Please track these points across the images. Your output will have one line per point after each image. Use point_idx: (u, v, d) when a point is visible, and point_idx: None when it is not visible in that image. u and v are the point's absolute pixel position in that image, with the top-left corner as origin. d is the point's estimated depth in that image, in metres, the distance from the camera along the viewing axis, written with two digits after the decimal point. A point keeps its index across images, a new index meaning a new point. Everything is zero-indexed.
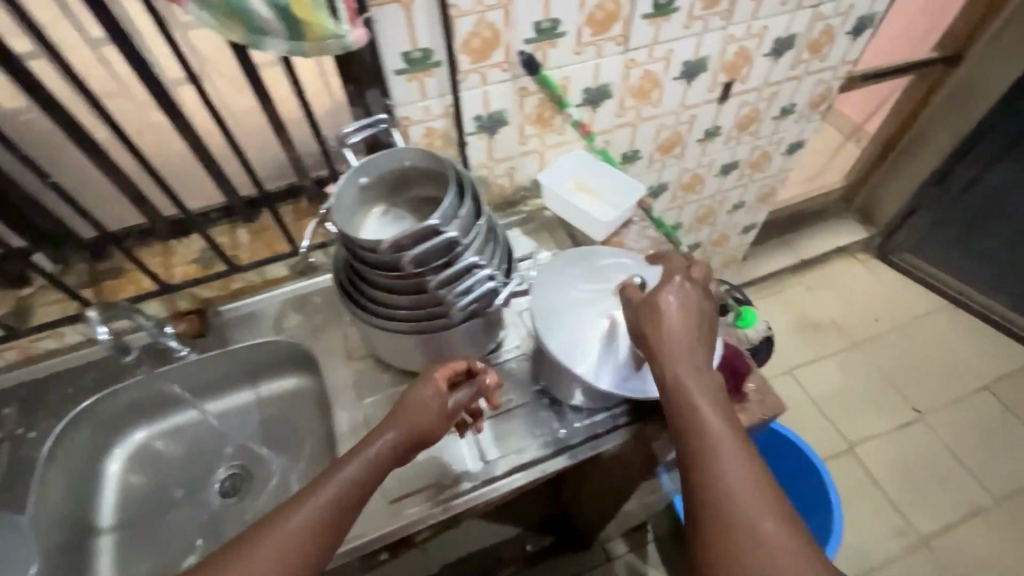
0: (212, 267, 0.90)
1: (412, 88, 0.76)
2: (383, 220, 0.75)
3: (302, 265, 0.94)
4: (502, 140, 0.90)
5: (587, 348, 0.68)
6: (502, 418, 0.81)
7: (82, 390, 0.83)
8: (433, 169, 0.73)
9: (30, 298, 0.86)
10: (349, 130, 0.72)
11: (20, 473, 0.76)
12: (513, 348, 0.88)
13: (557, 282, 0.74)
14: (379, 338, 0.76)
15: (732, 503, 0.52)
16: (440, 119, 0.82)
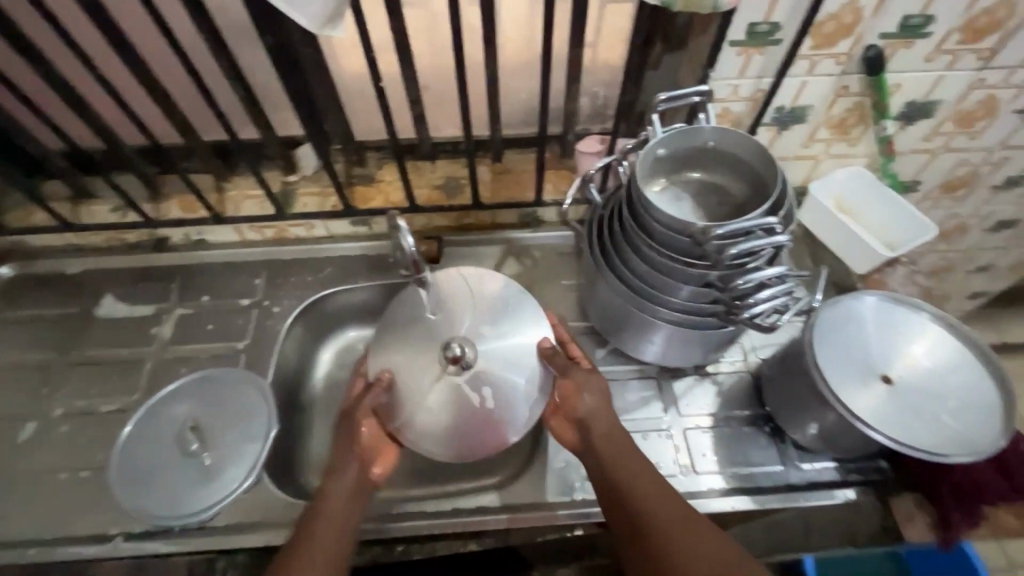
0: (453, 198, 0.91)
1: (736, 63, 0.70)
2: (664, 198, 0.70)
3: (532, 216, 0.93)
4: (788, 139, 0.81)
5: (420, 384, 0.63)
6: (717, 433, 0.76)
7: (321, 282, 0.89)
8: (739, 156, 0.67)
9: (294, 185, 0.91)
10: (666, 98, 0.66)
11: (263, 341, 0.83)
12: (736, 361, 0.81)
13: (835, 322, 0.67)
14: (621, 313, 0.75)
15: (687, 537, 0.54)
16: (742, 103, 0.75)
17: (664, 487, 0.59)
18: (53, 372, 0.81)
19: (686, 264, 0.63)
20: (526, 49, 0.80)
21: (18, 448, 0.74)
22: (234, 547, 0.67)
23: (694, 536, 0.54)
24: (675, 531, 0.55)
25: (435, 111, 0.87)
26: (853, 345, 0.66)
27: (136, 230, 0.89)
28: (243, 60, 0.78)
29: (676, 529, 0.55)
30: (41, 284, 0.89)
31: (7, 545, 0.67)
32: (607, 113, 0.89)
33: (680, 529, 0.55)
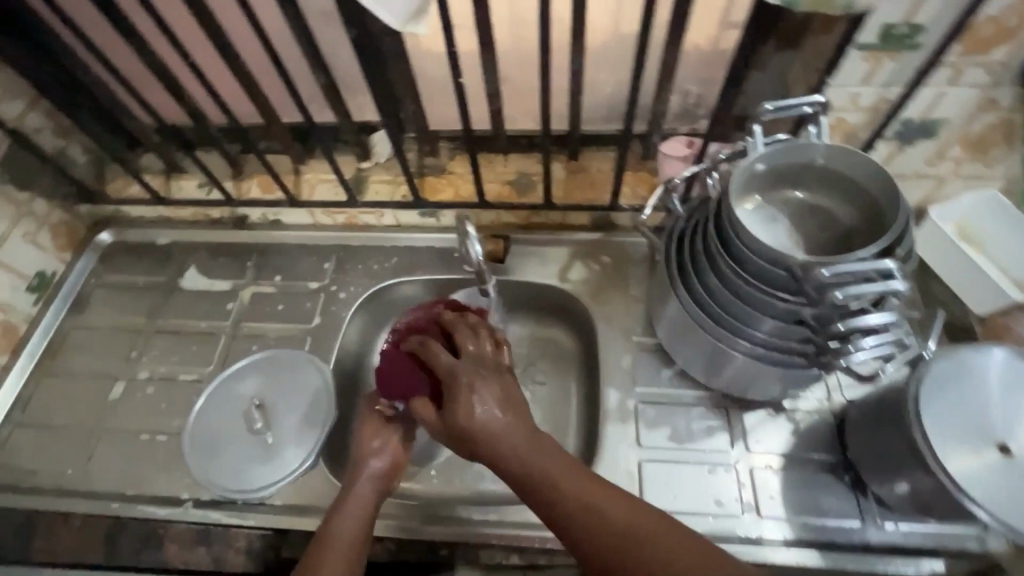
0: (525, 196, 0.87)
1: (861, 69, 0.61)
2: (758, 216, 0.63)
3: (606, 221, 0.88)
4: (910, 156, 0.70)
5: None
6: (790, 478, 0.70)
7: (386, 271, 0.90)
8: (853, 179, 0.60)
9: (367, 172, 0.91)
10: (773, 107, 0.59)
11: (329, 326, 0.85)
12: (821, 400, 0.74)
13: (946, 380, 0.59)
14: (691, 337, 0.69)
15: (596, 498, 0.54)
16: (861, 113, 0.66)
17: (577, 467, 0.57)
18: (139, 337, 0.86)
19: (778, 297, 0.57)
20: (615, 43, 0.75)
21: (108, 404, 0.81)
22: (292, 528, 0.69)
23: (573, 469, 0.56)
24: (603, 535, 0.53)
25: (512, 103, 0.83)
26: (966, 405, 0.58)
27: (219, 208, 0.93)
28: (325, 47, 0.78)
29: (593, 493, 0.55)
30: (134, 251, 0.95)
31: (93, 497, 0.73)
32: (697, 113, 0.82)
33: (568, 496, 0.55)
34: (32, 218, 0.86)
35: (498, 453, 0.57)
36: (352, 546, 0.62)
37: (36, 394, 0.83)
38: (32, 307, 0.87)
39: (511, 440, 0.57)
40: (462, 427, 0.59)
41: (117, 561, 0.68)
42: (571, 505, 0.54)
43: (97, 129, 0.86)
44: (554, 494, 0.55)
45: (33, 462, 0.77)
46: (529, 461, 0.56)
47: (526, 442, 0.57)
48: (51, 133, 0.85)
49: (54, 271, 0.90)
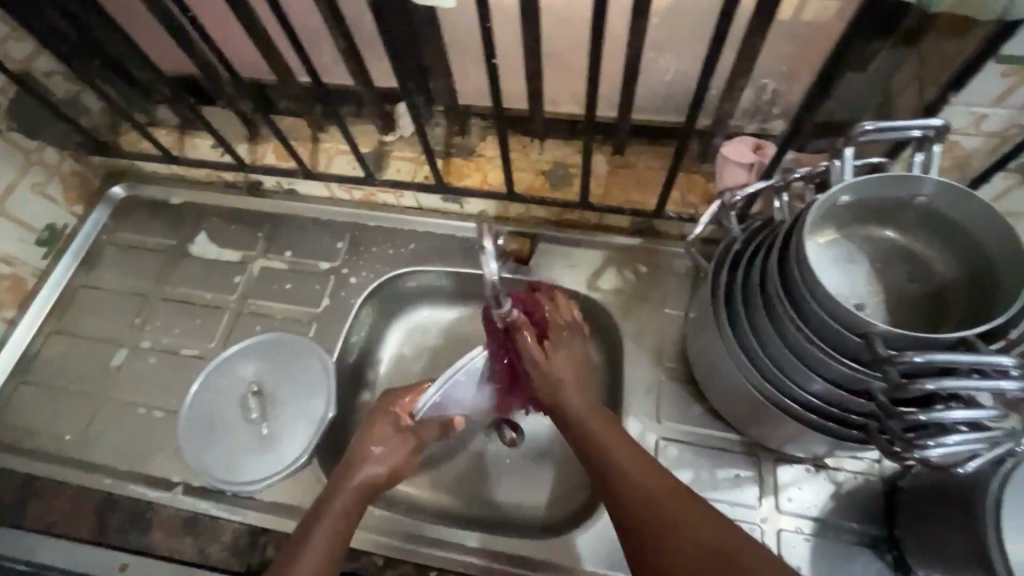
0: (559, 189, 0.78)
1: (996, 87, 0.48)
2: (832, 255, 0.53)
3: (647, 225, 0.78)
4: None
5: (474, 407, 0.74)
6: (822, 547, 0.62)
7: (402, 258, 0.83)
8: (962, 225, 0.48)
9: (389, 146, 0.83)
10: (874, 127, 0.47)
11: (336, 313, 0.80)
12: (870, 462, 0.65)
13: None
14: (730, 381, 0.60)
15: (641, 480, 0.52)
16: (980, 139, 0.53)
17: (619, 428, 0.58)
18: (146, 302, 0.83)
19: (844, 364, 0.48)
20: (684, 22, 0.63)
21: (110, 372, 0.79)
22: (278, 528, 0.67)
23: (622, 440, 0.56)
24: (650, 483, 0.52)
25: (554, 84, 0.73)
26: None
27: (233, 172, 0.87)
28: (348, 3, 0.68)
29: (615, 450, 0.55)
30: (146, 208, 0.91)
31: (90, 468, 0.72)
32: (772, 112, 0.70)
33: (613, 456, 0.55)
34: (41, 168, 0.82)
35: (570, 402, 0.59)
36: (364, 480, 0.61)
37: (42, 351, 0.82)
38: (42, 261, 0.85)
39: (580, 404, 0.59)
40: (547, 375, 0.60)
41: (107, 537, 0.68)
42: (618, 476, 0.53)
43: (108, 77, 0.80)
44: (605, 451, 0.55)
45: (37, 423, 0.77)
46: (583, 415, 0.58)
47: (593, 415, 0.58)
48: (61, 77, 0.80)
49: (65, 224, 0.87)
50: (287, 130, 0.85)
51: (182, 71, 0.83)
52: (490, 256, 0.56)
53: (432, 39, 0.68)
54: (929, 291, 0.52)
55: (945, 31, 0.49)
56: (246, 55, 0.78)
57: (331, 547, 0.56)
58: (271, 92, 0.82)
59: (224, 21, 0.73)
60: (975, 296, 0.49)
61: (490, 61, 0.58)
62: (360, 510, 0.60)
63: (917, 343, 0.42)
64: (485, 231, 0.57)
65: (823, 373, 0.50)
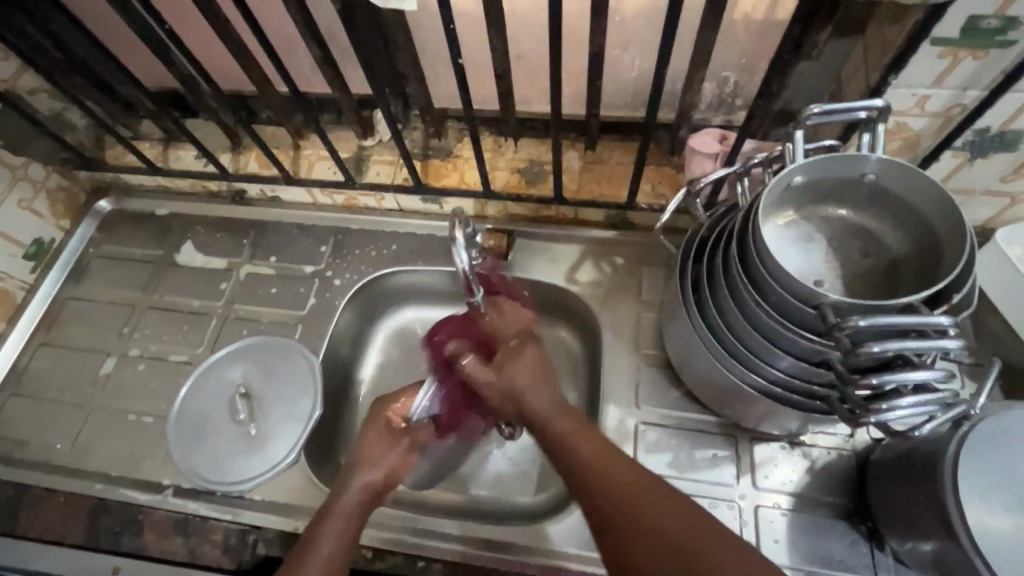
0: (535, 186, 0.80)
1: (933, 68, 0.51)
2: (791, 235, 0.55)
3: (621, 218, 0.80)
4: (979, 170, 0.60)
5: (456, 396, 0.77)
6: (799, 521, 0.64)
7: (385, 259, 0.84)
8: (908, 201, 0.51)
9: (368, 151, 0.85)
10: (820, 111, 0.49)
11: (321, 315, 0.81)
12: (842, 437, 0.67)
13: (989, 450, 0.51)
14: (700, 361, 0.62)
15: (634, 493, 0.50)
16: (926, 119, 0.56)
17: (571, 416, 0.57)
18: (134, 312, 0.85)
19: (802, 336, 0.50)
20: (643, 20, 0.65)
21: (100, 381, 0.80)
22: (269, 525, 0.69)
23: (576, 425, 0.56)
24: (608, 465, 0.52)
25: (525, 84, 0.75)
26: (1016, 474, 0.51)
27: (216, 181, 0.88)
28: (321, 12, 0.70)
29: (578, 444, 0.55)
30: (132, 220, 0.92)
31: (81, 475, 0.73)
32: (734, 103, 0.73)
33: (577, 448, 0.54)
34: (27, 184, 0.84)
35: (529, 401, 0.59)
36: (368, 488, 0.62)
37: (32, 364, 0.83)
38: (30, 275, 0.86)
39: (538, 396, 0.59)
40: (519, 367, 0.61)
41: (98, 542, 0.69)
42: (599, 491, 0.51)
43: (91, 93, 0.82)
44: (572, 452, 0.54)
45: (27, 434, 0.78)
46: (549, 411, 0.58)
47: (556, 413, 0.57)
48: (45, 95, 0.82)
49: (52, 238, 0.89)
50: (268, 139, 0.87)
51: (164, 85, 0.85)
52: (460, 248, 0.64)
53: (404, 43, 0.70)
54: (884, 266, 0.54)
55: (883, 18, 0.51)
56: (225, 67, 0.80)
57: (338, 551, 0.56)
58: (251, 102, 0.84)
59: (202, 35, 0.76)
60: (926, 267, 0.51)
61: (457, 62, 0.61)
62: (364, 514, 0.61)
63: (865, 310, 0.45)
64: (457, 224, 0.64)
65: (785, 348, 0.52)
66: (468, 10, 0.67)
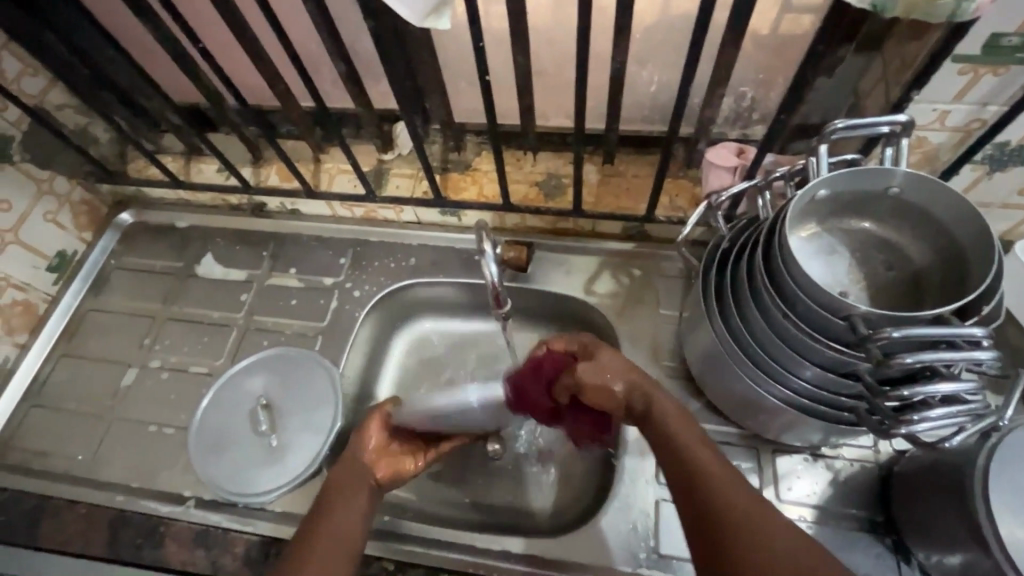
0: (553, 199, 0.81)
1: (954, 84, 0.52)
2: (814, 247, 0.56)
3: (638, 231, 0.81)
4: (999, 183, 0.61)
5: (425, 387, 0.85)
6: (823, 534, 0.64)
7: (403, 270, 0.85)
8: (932, 214, 0.51)
9: (388, 164, 0.86)
10: (844, 125, 0.50)
11: (341, 326, 0.82)
12: (864, 448, 0.67)
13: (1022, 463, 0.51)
14: (723, 373, 0.62)
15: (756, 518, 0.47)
16: (946, 133, 0.57)
17: (691, 423, 0.56)
18: (154, 323, 0.85)
19: (830, 348, 0.50)
20: (663, 37, 0.67)
21: (120, 393, 0.81)
22: (287, 537, 0.69)
23: (695, 436, 0.55)
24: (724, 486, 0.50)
25: (545, 99, 0.76)
26: None
27: (237, 194, 0.89)
28: (347, 29, 0.72)
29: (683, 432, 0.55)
30: (153, 233, 0.93)
31: (102, 486, 0.74)
32: (751, 118, 0.74)
33: (707, 474, 0.51)
34: (53, 197, 0.85)
35: (655, 437, 0.56)
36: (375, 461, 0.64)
37: (52, 376, 0.84)
38: (52, 287, 0.87)
39: (669, 408, 0.57)
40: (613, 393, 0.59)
41: (119, 554, 0.69)
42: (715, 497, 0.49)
43: (117, 108, 0.84)
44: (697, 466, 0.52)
45: (49, 445, 0.78)
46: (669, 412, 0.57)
47: (684, 430, 0.55)
48: (72, 110, 0.83)
49: (74, 250, 0.90)
50: (289, 152, 0.88)
51: (188, 100, 0.86)
52: (490, 260, 0.66)
53: (428, 59, 0.71)
54: (908, 278, 0.55)
55: (903, 36, 0.53)
56: (251, 82, 0.82)
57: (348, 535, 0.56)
58: (272, 116, 0.85)
59: (229, 52, 0.77)
60: (950, 280, 0.52)
61: (484, 79, 0.62)
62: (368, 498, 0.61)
63: (896, 321, 0.45)
64: (485, 237, 0.66)
65: (811, 359, 0.53)
66: (491, 27, 0.68)
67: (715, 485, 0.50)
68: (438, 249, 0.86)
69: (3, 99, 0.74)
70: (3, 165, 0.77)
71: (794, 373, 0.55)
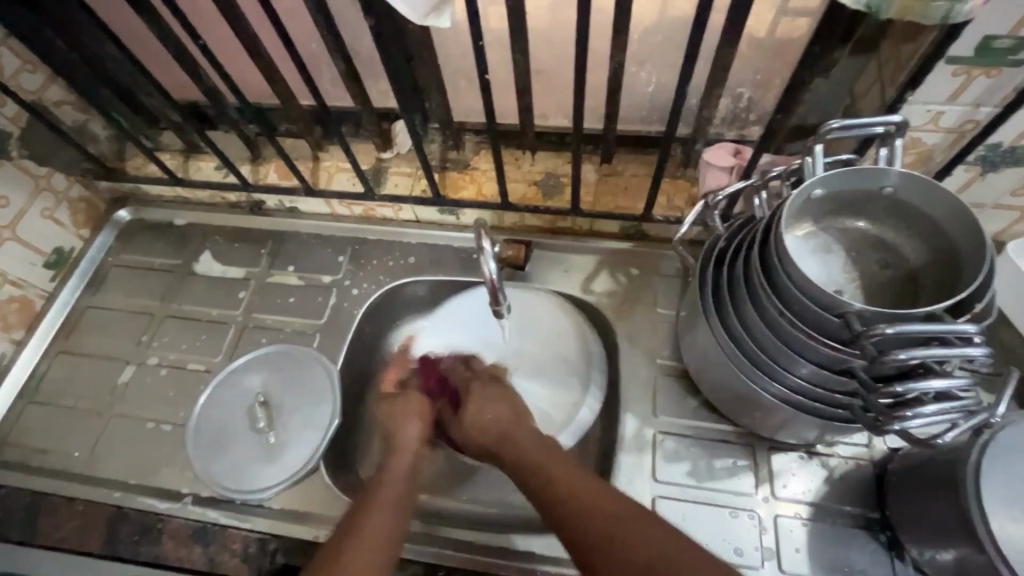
0: (551, 198, 0.81)
1: (947, 85, 0.53)
2: (810, 246, 0.56)
3: (636, 230, 0.82)
4: (992, 184, 0.62)
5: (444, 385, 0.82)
6: (819, 531, 0.64)
7: (402, 269, 0.85)
8: (926, 213, 0.52)
9: (387, 163, 0.86)
10: (840, 125, 0.51)
11: (339, 324, 0.82)
12: (858, 446, 0.68)
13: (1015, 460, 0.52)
14: (719, 371, 0.63)
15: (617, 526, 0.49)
16: (940, 134, 0.57)
17: (557, 451, 0.59)
18: (152, 321, 0.85)
19: (826, 345, 0.51)
20: (661, 38, 0.67)
21: (117, 390, 0.81)
22: (285, 534, 0.69)
23: (544, 456, 0.58)
24: (590, 493, 0.53)
25: (544, 99, 0.77)
26: None
27: (235, 192, 0.89)
28: (347, 28, 0.72)
29: (559, 470, 0.56)
30: (152, 230, 0.93)
31: (99, 483, 0.74)
32: (748, 118, 0.75)
33: (565, 494, 0.53)
34: (50, 194, 0.85)
35: (520, 447, 0.60)
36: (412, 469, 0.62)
37: (48, 373, 0.83)
38: (49, 284, 0.87)
39: (530, 440, 0.60)
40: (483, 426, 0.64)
41: (116, 551, 0.69)
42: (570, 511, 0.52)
43: (115, 105, 0.84)
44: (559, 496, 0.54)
45: (46, 442, 0.78)
46: (531, 441, 0.60)
47: (541, 450, 0.59)
48: (71, 107, 0.83)
49: (72, 247, 0.89)
50: (288, 151, 0.88)
51: (187, 98, 0.87)
52: (489, 257, 0.66)
53: (428, 58, 0.72)
54: (902, 277, 0.55)
55: (898, 38, 0.53)
56: (250, 79, 0.82)
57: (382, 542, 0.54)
58: (271, 115, 0.86)
59: (229, 49, 0.78)
60: (944, 278, 0.53)
61: (483, 77, 0.62)
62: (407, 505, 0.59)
63: (891, 318, 0.46)
64: (484, 235, 0.66)
65: (807, 356, 0.53)
66: (490, 27, 0.69)
67: (647, 543, 0.48)
68: (437, 248, 0.87)
69: (1, 96, 0.74)
70: (1, 161, 0.77)
71: (790, 370, 0.56)
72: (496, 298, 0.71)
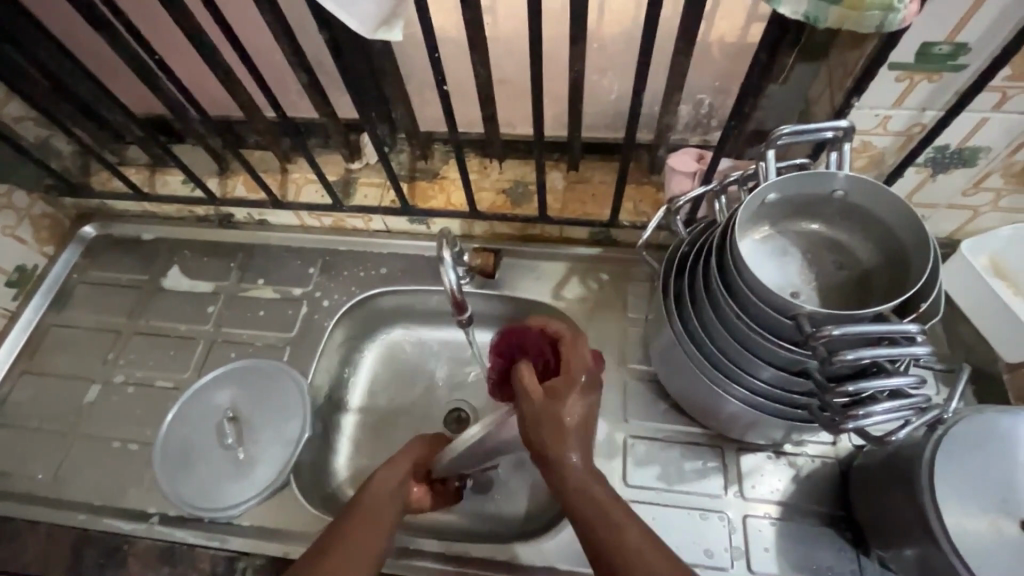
0: (520, 206, 0.82)
1: (892, 90, 0.54)
2: (767, 250, 0.57)
3: (605, 236, 0.82)
4: (944, 185, 0.63)
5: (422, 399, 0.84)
6: (787, 530, 0.65)
7: (374, 279, 0.85)
8: (876, 215, 0.53)
9: (356, 173, 0.86)
10: (790, 131, 0.52)
11: (311, 336, 0.81)
12: (825, 444, 0.69)
13: (967, 456, 0.53)
14: (685, 374, 0.63)
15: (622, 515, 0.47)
16: (889, 137, 0.59)
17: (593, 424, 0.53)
18: (118, 338, 0.84)
19: (781, 347, 0.51)
20: (620, 47, 0.68)
21: (83, 410, 0.79)
22: (256, 551, 0.68)
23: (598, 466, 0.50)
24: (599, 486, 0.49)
25: (509, 108, 0.78)
26: (995, 476, 0.52)
27: (203, 206, 0.89)
28: (310, 40, 0.72)
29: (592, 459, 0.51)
30: (118, 246, 0.92)
31: (63, 506, 0.72)
32: (710, 124, 0.76)
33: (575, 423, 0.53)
34: (11, 211, 0.83)
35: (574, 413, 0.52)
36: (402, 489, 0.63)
37: (11, 394, 0.82)
38: (11, 302, 0.85)
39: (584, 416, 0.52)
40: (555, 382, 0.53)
41: (80, 574, 0.68)
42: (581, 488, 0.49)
43: (77, 120, 0.83)
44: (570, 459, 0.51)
45: (8, 465, 0.76)
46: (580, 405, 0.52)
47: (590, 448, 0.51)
48: (32, 123, 0.82)
49: (35, 265, 0.88)
50: (256, 163, 0.88)
51: (153, 113, 0.86)
52: (448, 267, 0.66)
53: (391, 70, 0.72)
54: (856, 278, 0.57)
55: (843, 45, 0.55)
56: (214, 93, 0.81)
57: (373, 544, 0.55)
58: (238, 127, 0.85)
59: (191, 64, 0.77)
60: (895, 277, 0.54)
61: (443, 89, 0.63)
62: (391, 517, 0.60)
63: (841, 319, 0.47)
64: (445, 244, 0.66)
65: (766, 359, 0.54)
66: (451, 38, 0.69)
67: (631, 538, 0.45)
68: (408, 257, 0.87)
69: None
70: None
71: (752, 372, 0.56)
72: (460, 308, 0.70)
